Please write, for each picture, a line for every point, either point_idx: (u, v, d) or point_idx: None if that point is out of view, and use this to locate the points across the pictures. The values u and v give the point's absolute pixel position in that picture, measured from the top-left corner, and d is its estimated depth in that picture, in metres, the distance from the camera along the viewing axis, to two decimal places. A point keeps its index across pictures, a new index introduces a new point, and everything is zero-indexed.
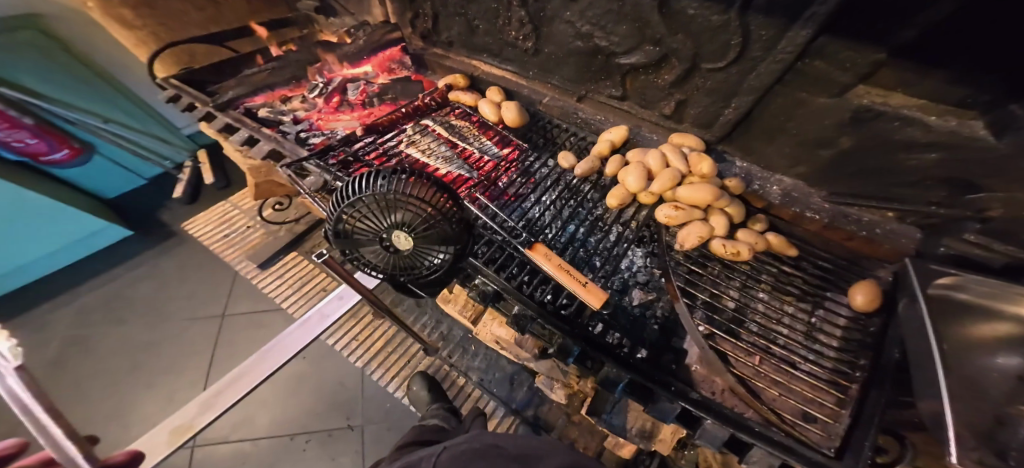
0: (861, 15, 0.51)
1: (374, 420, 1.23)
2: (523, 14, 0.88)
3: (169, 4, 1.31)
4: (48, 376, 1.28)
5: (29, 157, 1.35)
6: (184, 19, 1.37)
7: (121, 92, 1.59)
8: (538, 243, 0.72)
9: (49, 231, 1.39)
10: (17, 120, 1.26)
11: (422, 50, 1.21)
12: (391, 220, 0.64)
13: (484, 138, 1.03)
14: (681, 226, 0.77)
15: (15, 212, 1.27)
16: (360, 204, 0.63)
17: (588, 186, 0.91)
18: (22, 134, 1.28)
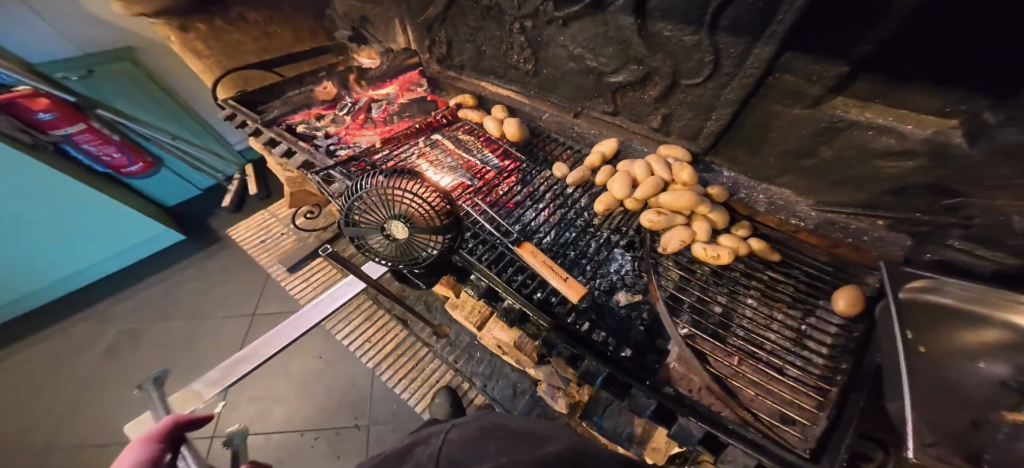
0: (815, 32, 0.56)
1: (380, 421, 1.29)
2: (523, 39, 0.98)
3: (229, 37, 1.52)
4: (106, 362, 1.44)
5: (112, 168, 1.58)
6: (241, 49, 1.58)
7: (192, 116, 1.83)
8: (525, 242, 0.82)
9: (120, 233, 1.59)
10: (106, 136, 1.50)
11: (438, 74, 1.34)
12: (391, 212, 0.71)
13: (487, 151, 1.11)
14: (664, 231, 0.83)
15: (96, 215, 1.48)
16: (366, 199, 0.72)
17: (582, 194, 0.98)
18: (110, 148, 1.52)
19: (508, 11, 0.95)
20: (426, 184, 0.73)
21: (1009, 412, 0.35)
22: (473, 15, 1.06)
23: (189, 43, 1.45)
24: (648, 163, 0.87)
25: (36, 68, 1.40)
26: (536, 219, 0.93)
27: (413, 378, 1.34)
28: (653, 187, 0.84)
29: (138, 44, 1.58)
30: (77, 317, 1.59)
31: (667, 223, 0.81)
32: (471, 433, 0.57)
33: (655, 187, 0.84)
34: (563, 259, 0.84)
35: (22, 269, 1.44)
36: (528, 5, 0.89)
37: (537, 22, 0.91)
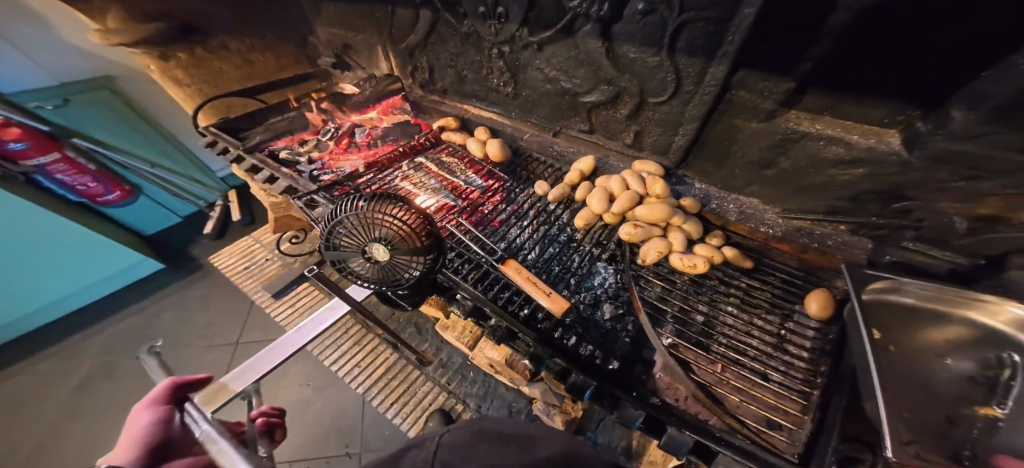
0: (760, 52, 0.61)
1: (371, 446, 1.24)
2: (501, 63, 1.02)
3: (210, 65, 1.55)
4: (74, 401, 1.36)
5: (88, 198, 1.55)
6: (223, 76, 1.61)
7: (172, 142, 1.82)
8: (510, 259, 0.84)
9: (93, 264, 1.54)
10: (82, 165, 1.48)
11: (422, 98, 1.37)
12: (371, 235, 0.72)
13: (471, 172, 1.13)
14: (642, 243, 0.85)
15: (67, 246, 1.44)
16: (346, 223, 0.73)
17: (564, 210, 1.01)
18: (85, 178, 1.49)
19: (485, 38, 1.00)
20: (407, 207, 0.73)
21: (979, 407, 0.38)
22: (453, 43, 1.11)
23: (170, 71, 1.49)
24: (624, 178, 0.91)
25: (9, 98, 1.37)
26: (519, 236, 0.94)
27: (404, 401, 1.31)
28: (630, 201, 0.88)
29: (117, 73, 1.58)
30: (44, 355, 1.51)
31: (645, 235, 0.84)
32: (461, 439, 0.53)
33: (631, 201, 0.88)
34: (548, 275, 0.86)
35: None
36: (504, 32, 0.94)
37: (513, 47, 0.95)
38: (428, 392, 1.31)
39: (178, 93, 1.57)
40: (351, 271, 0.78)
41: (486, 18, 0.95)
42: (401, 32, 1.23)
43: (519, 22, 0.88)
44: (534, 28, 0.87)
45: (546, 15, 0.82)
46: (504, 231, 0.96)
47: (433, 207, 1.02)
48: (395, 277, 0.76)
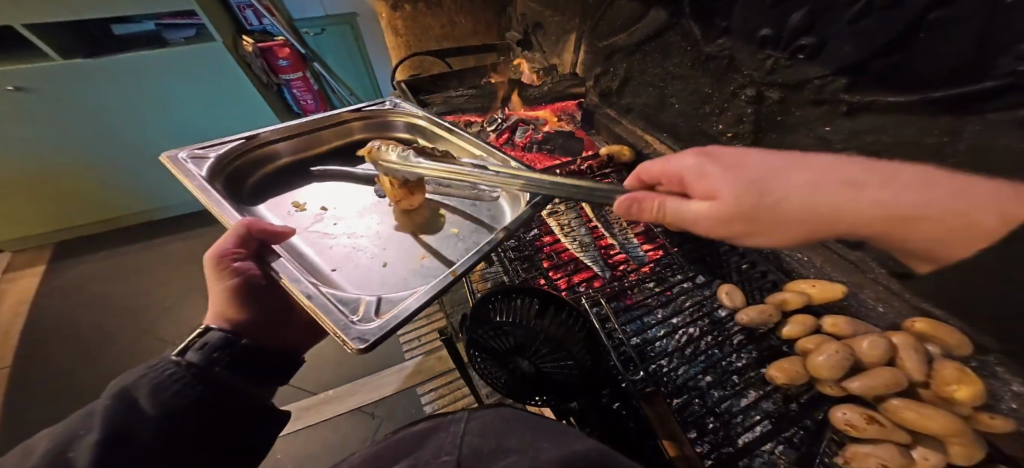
0: None
1: (395, 418, 1.16)
2: (749, 112, 0.72)
3: (421, 19, 1.67)
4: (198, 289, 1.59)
5: (303, 112, 1.94)
6: (427, 32, 1.72)
7: (368, 73, 2.17)
8: (655, 396, 0.59)
9: (204, 84, 1.58)
10: (310, 86, 1.84)
11: (594, 107, 1.21)
12: (511, 345, 0.60)
13: (632, 233, 0.95)
14: (864, 442, 0.55)
15: (168, 68, 1.48)
16: (481, 318, 0.62)
17: (739, 328, 0.76)
18: (308, 95, 1.86)
19: (743, 69, 0.70)
20: (563, 312, 0.60)
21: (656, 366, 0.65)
22: (680, 60, 0.84)
23: (392, 20, 1.68)
24: (891, 343, 0.58)
25: (293, 22, 1.81)
26: (662, 342, 0.77)
27: (442, 380, 1.18)
28: (885, 382, 0.55)
29: (359, 9, 1.88)
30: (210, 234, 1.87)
31: (880, 435, 0.53)
32: (496, 422, 0.45)
33: (891, 385, 0.55)
34: (685, 412, 0.66)
35: (177, 129, 1.67)
36: (794, 73, 0.61)
37: (792, 98, 0.63)
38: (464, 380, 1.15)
39: (392, 40, 1.77)
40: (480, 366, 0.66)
41: (768, 44, 0.63)
42: (610, 27, 1.07)
43: (833, 67, 0.54)
44: (860, 84, 0.52)
45: (920, 69, 0.45)
46: (642, 318, 0.81)
47: (573, 266, 0.89)
48: (524, 392, 0.64)
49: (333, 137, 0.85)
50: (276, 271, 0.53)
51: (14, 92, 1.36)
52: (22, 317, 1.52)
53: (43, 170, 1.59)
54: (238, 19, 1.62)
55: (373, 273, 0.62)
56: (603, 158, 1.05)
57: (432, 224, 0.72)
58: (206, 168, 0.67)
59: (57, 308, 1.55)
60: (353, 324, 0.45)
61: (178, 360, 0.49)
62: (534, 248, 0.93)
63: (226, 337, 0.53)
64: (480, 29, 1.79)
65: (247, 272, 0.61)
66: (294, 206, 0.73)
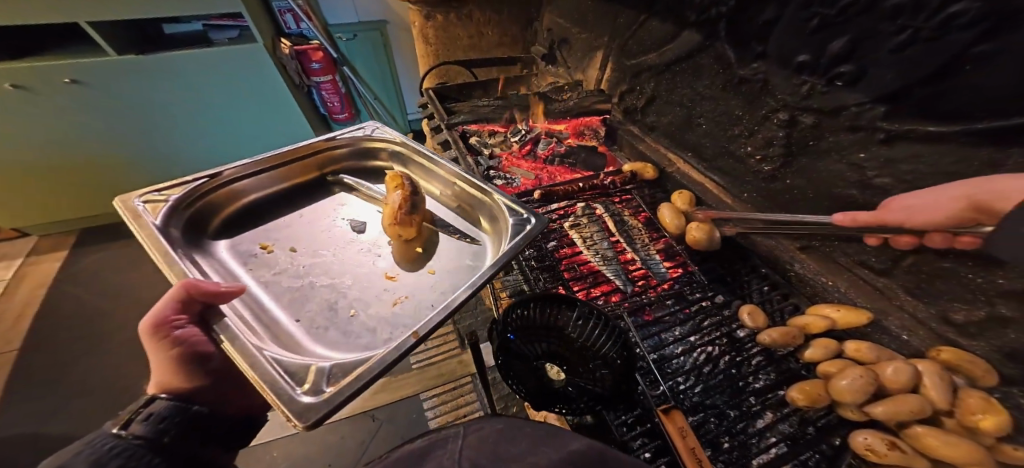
0: None
1: (396, 423, 1.15)
2: (780, 135, 0.73)
3: (450, 29, 1.73)
4: None
5: (329, 113, 2.02)
6: (455, 42, 1.78)
7: (394, 80, 2.22)
8: (675, 410, 0.60)
9: (239, 86, 1.60)
10: (339, 89, 1.92)
11: (618, 124, 1.24)
12: (543, 352, 0.66)
13: (653, 248, 0.96)
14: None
15: (206, 68, 1.50)
16: (515, 324, 0.68)
17: (757, 348, 0.77)
18: (336, 98, 1.95)
19: (776, 94, 0.71)
20: (591, 324, 0.67)
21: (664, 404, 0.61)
22: (711, 82, 0.86)
23: (423, 29, 1.73)
24: (916, 370, 0.57)
25: (327, 26, 1.86)
26: (680, 359, 0.77)
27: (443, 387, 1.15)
28: (909, 409, 0.54)
29: (391, 17, 1.94)
30: None
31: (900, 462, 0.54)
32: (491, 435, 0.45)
33: (915, 412, 0.54)
34: (700, 429, 0.66)
35: (205, 126, 1.69)
36: (830, 99, 0.62)
37: (827, 123, 0.64)
38: (466, 389, 1.13)
39: (421, 48, 1.82)
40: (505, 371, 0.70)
41: (805, 70, 0.65)
42: (639, 46, 1.10)
43: (872, 94, 0.56)
44: (900, 112, 0.53)
45: (964, 101, 0.46)
46: (659, 334, 0.81)
47: (593, 279, 0.89)
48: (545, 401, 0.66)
49: (308, 171, 0.77)
50: (218, 331, 0.43)
51: (71, 84, 1.39)
52: (37, 300, 1.53)
53: (71, 165, 1.61)
54: (277, 21, 1.68)
55: (335, 323, 0.54)
56: (627, 174, 1.07)
57: (410, 266, 0.65)
58: (160, 215, 0.57)
59: (70, 291, 1.56)
60: (299, 397, 0.37)
61: (120, 432, 0.40)
62: (555, 259, 0.93)
63: (178, 405, 0.44)
64: (506, 41, 1.83)
65: (195, 341, 0.49)
66: (256, 246, 0.64)
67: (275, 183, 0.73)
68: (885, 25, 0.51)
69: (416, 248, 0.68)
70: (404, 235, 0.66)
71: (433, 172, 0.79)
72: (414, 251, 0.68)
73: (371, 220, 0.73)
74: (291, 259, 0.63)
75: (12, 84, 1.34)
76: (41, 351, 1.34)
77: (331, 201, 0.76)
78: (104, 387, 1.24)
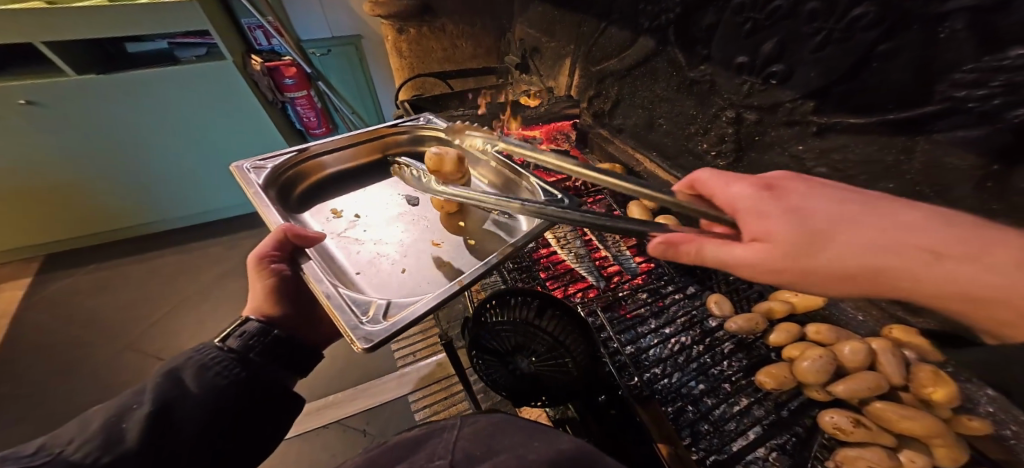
0: None
1: (388, 433, 1.15)
2: (729, 132, 0.77)
3: (425, 43, 1.77)
4: (189, 301, 1.60)
5: (306, 128, 2.01)
6: (430, 55, 1.82)
7: (371, 92, 2.25)
8: (649, 399, 0.62)
9: (212, 102, 1.62)
10: (313, 104, 1.91)
11: (588, 128, 1.28)
12: (519, 346, 0.69)
13: (624, 246, 0.99)
14: (852, 444, 0.58)
15: (177, 88, 1.53)
16: (490, 321, 0.71)
17: (729, 337, 0.80)
18: (311, 114, 1.94)
19: (722, 93, 0.76)
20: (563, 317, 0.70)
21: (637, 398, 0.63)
22: (667, 84, 0.90)
23: (398, 43, 1.77)
24: (871, 349, 0.61)
25: (299, 42, 1.87)
26: (656, 350, 0.80)
27: (433, 394, 1.15)
28: (867, 385, 0.58)
29: (365, 32, 1.98)
30: (206, 246, 1.89)
31: (866, 436, 0.57)
32: (484, 427, 0.46)
33: (873, 388, 0.58)
34: (679, 418, 0.68)
35: (179, 145, 1.69)
36: (767, 97, 0.66)
37: (768, 119, 0.68)
38: (459, 394, 1.11)
39: (396, 62, 1.86)
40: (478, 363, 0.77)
41: (743, 70, 0.69)
42: (602, 53, 1.14)
43: (801, 91, 0.60)
44: (825, 107, 0.57)
45: (877, 94, 0.50)
46: (635, 328, 0.83)
47: (569, 277, 0.93)
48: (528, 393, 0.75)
49: (371, 152, 0.82)
50: (304, 268, 0.51)
51: (26, 105, 1.39)
52: (3, 328, 1.50)
53: (44, 182, 1.60)
54: (247, 38, 1.70)
55: (390, 279, 0.58)
56: None
57: (456, 235, 0.67)
58: (261, 176, 0.66)
59: (45, 318, 1.54)
60: (363, 325, 0.43)
61: (222, 345, 0.51)
62: (532, 259, 0.97)
63: (263, 327, 0.53)
64: (480, 52, 1.88)
65: (284, 274, 0.60)
66: (330, 212, 0.70)
67: (348, 161, 0.80)
68: (804, 27, 0.56)
69: (458, 222, 0.70)
70: (448, 208, 0.68)
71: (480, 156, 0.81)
72: (456, 224, 0.69)
73: (423, 195, 0.76)
74: (354, 230, 0.67)
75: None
76: (12, 381, 1.32)
77: (387, 179, 0.79)
78: (79, 413, 1.22)
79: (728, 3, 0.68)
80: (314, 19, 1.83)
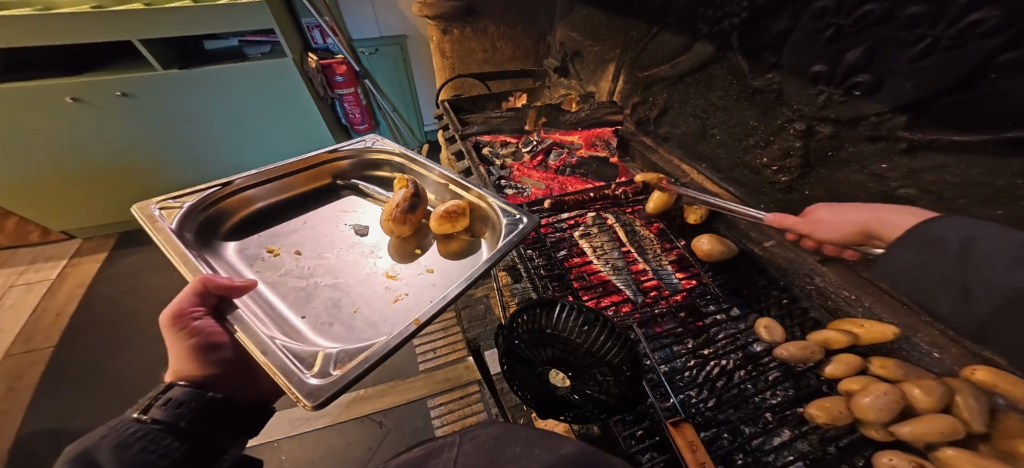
0: None
1: (403, 431, 1.14)
2: (797, 145, 0.72)
3: (467, 44, 1.78)
4: None
5: (350, 123, 2.08)
6: (471, 56, 1.83)
7: (412, 92, 2.29)
8: (686, 425, 0.58)
9: (262, 97, 1.66)
10: (360, 101, 2.00)
11: (631, 135, 1.25)
12: (548, 357, 0.67)
13: (665, 260, 0.95)
14: None
15: (237, 84, 1.58)
16: (519, 328, 0.69)
17: (775, 362, 0.74)
18: (357, 110, 2.02)
19: (791, 103, 0.71)
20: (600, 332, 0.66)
21: (671, 424, 0.59)
22: (725, 93, 0.86)
23: (441, 43, 1.79)
24: (948, 391, 0.54)
25: (351, 42, 1.94)
26: (692, 372, 0.75)
27: (450, 395, 1.15)
28: (939, 430, 0.51)
29: (410, 31, 2.01)
30: None
31: None
32: (488, 442, 0.44)
33: (947, 433, 0.51)
34: (713, 445, 0.64)
35: (226, 137, 1.75)
36: (847, 109, 0.61)
37: (845, 133, 0.63)
38: (473, 400, 1.12)
39: (438, 62, 1.88)
40: (510, 376, 0.72)
41: (820, 81, 0.64)
42: (652, 58, 1.11)
43: (892, 104, 0.54)
44: (922, 121, 0.52)
45: (993, 110, 0.44)
46: (671, 347, 0.79)
47: (603, 289, 0.89)
48: (550, 410, 0.70)
49: (307, 181, 0.81)
50: (233, 321, 0.49)
51: (122, 96, 1.48)
52: (76, 300, 1.60)
53: (109, 166, 1.68)
54: (305, 37, 1.81)
55: (339, 318, 0.57)
56: (639, 184, 1.07)
57: (408, 265, 0.69)
58: (175, 219, 0.62)
59: (104, 293, 1.63)
60: (306, 380, 0.42)
61: (140, 417, 0.46)
62: (564, 268, 0.93)
63: (193, 392, 0.49)
64: (519, 54, 1.87)
65: (211, 331, 0.55)
66: (263, 249, 0.68)
67: (279, 192, 0.77)
68: (903, 33, 0.50)
69: (414, 248, 0.73)
70: (399, 233, 0.72)
71: (428, 177, 0.83)
72: (410, 250, 0.73)
73: (373, 224, 0.77)
74: (295, 262, 0.67)
75: (73, 97, 1.43)
76: (75, 349, 1.40)
77: (334, 207, 0.79)
78: (135, 386, 1.28)
79: (806, 8, 0.63)
80: (365, 19, 1.88)
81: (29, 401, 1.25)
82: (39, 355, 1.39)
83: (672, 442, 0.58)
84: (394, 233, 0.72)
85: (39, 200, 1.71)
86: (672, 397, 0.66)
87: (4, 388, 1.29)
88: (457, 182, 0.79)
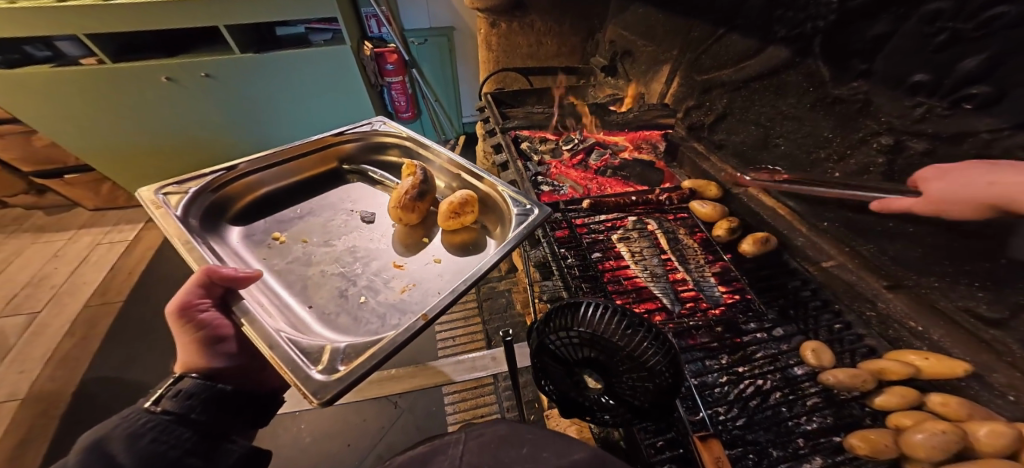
0: None
1: (415, 414, 1.13)
2: (881, 161, 0.67)
3: (513, 38, 1.77)
4: None
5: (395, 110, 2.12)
6: (515, 51, 1.82)
7: (455, 84, 2.30)
8: (713, 441, 0.55)
9: (314, 80, 1.69)
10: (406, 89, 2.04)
11: (680, 141, 1.19)
12: (582, 356, 0.63)
13: (709, 272, 0.90)
14: None
15: (288, 66, 1.60)
16: (554, 324, 0.66)
17: (815, 388, 0.69)
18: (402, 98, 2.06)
19: (880, 114, 0.66)
20: (640, 336, 0.62)
21: (699, 438, 0.55)
22: (798, 101, 0.81)
23: (489, 36, 1.78)
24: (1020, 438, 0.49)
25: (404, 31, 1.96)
26: (722, 388, 0.71)
27: (463, 385, 1.15)
28: None
29: (458, 23, 2.02)
30: None
31: None
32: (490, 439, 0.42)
33: None
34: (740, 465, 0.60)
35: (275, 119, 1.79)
36: (952, 124, 0.56)
37: (944, 150, 0.58)
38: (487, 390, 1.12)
39: (483, 54, 1.87)
40: (538, 370, 0.69)
41: (920, 91, 0.59)
42: (714, 61, 1.06)
43: (1012, 119, 0.49)
44: None
45: None
46: (703, 360, 0.75)
47: (637, 295, 0.85)
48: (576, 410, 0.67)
49: (314, 166, 0.81)
50: (240, 315, 0.47)
51: (206, 78, 1.55)
52: (147, 260, 1.68)
53: (174, 137, 1.74)
54: (363, 26, 1.85)
55: (345, 309, 0.56)
56: (686, 191, 1.04)
57: (415, 256, 0.68)
58: (180, 206, 0.62)
59: (166, 255, 1.72)
60: (313, 375, 0.40)
61: (152, 407, 0.46)
62: (599, 270, 0.89)
63: (203, 383, 0.49)
64: (563, 50, 1.84)
65: (215, 324, 0.55)
66: (269, 236, 0.68)
67: (284, 177, 0.78)
68: None
69: (421, 238, 0.72)
70: (408, 221, 0.71)
71: (441, 167, 0.82)
72: (416, 240, 0.71)
73: (379, 210, 0.76)
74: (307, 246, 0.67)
75: (167, 77, 1.52)
76: (143, 306, 1.47)
77: (348, 191, 0.79)
78: None
79: (913, 10, 0.58)
80: (418, 9, 1.90)
81: (100, 351, 1.32)
82: (111, 307, 1.47)
83: (696, 457, 0.55)
84: (398, 220, 0.71)
85: (127, 170, 1.83)
86: (701, 411, 0.62)
87: (79, 335, 1.38)
88: (472, 171, 0.77)
